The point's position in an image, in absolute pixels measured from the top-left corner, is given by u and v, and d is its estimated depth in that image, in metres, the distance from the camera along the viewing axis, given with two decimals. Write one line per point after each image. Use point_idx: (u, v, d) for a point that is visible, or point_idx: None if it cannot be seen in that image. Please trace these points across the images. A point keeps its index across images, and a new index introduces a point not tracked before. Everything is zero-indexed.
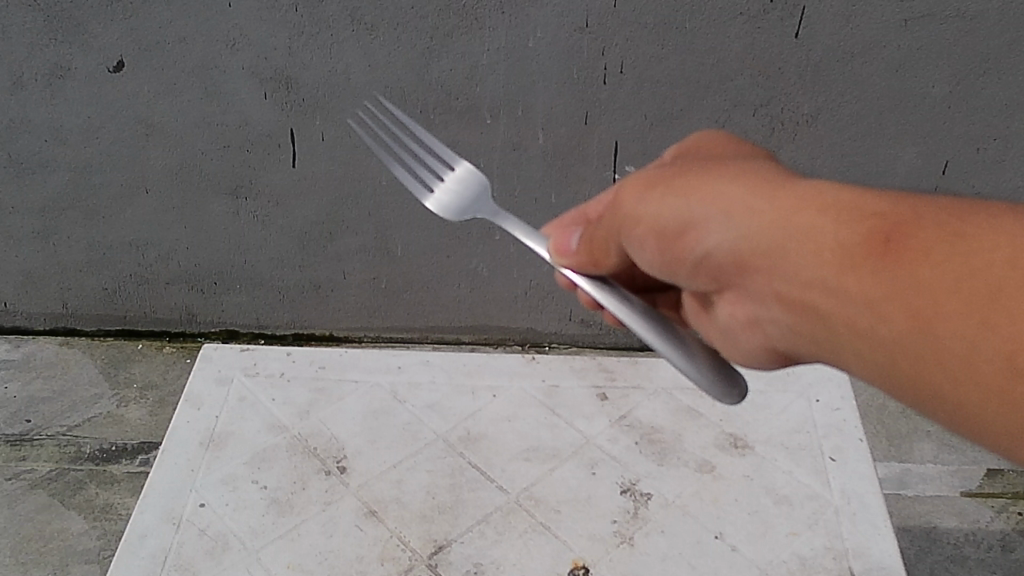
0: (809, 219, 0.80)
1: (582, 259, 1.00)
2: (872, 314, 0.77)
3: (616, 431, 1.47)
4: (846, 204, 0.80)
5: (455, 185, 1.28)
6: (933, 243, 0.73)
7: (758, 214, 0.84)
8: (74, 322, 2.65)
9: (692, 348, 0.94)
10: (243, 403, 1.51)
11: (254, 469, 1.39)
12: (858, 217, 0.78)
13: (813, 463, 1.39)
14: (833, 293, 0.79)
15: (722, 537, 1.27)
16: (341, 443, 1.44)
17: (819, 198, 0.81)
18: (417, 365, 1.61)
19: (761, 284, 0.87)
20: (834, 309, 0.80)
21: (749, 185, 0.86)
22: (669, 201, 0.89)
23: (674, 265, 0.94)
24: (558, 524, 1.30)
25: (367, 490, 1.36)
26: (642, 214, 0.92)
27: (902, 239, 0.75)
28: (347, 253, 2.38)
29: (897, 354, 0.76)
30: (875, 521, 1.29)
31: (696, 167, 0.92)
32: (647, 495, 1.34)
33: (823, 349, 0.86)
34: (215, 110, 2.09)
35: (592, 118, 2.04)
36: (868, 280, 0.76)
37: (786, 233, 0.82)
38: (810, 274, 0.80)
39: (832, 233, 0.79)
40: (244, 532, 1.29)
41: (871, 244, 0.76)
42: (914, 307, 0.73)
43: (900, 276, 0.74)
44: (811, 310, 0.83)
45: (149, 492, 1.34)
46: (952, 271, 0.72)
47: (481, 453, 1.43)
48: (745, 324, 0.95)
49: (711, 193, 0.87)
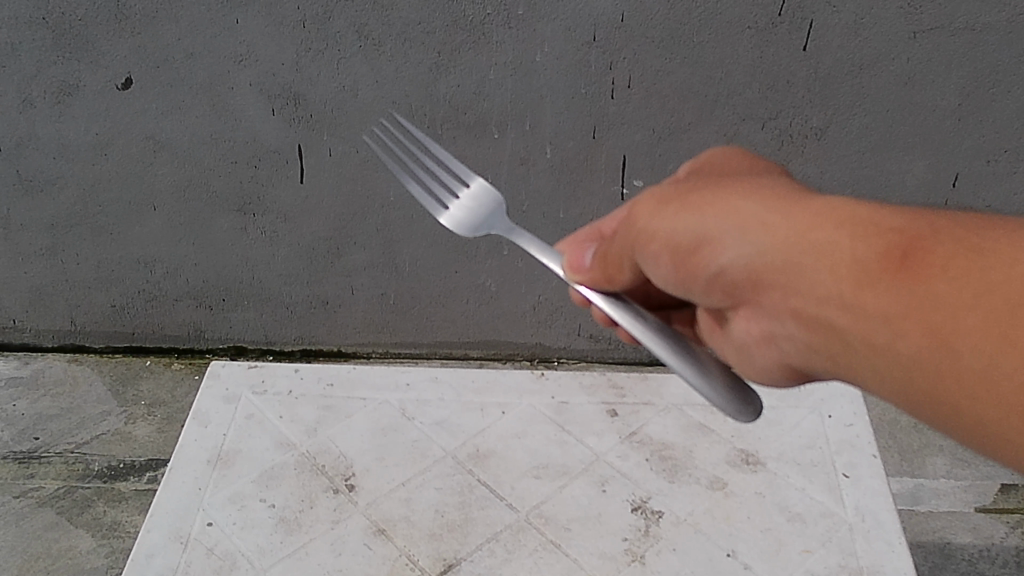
0: (826, 234, 0.80)
1: (595, 277, 0.99)
2: (890, 330, 0.76)
3: (626, 447, 1.45)
4: (864, 219, 0.79)
5: (470, 203, 1.27)
6: (953, 259, 0.73)
7: (775, 230, 0.83)
8: (82, 339, 2.65)
9: (707, 366, 0.93)
10: (250, 420, 1.50)
11: (262, 487, 1.38)
12: (875, 232, 0.77)
13: (827, 480, 1.37)
14: (850, 309, 0.79)
15: (734, 555, 1.26)
16: (350, 460, 1.43)
17: (836, 214, 0.80)
18: (425, 382, 1.60)
19: (778, 300, 0.86)
20: (851, 326, 0.79)
21: (764, 200, 0.85)
22: (684, 217, 0.88)
23: (688, 282, 0.93)
24: (569, 542, 1.29)
25: (376, 508, 1.35)
26: (657, 232, 0.90)
27: (920, 255, 0.75)
28: (355, 269, 2.37)
29: (916, 369, 0.76)
30: (890, 538, 1.27)
31: (709, 183, 0.91)
32: (659, 513, 1.33)
33: (839, 364, 0.85)
34: (224, 126, 2.09)
35: (600, 133, 2.03)
36: (887, 296, 0.76)
37: (802, 248, 0.81)
38: (827, 290, 0.80)
39: (850, 248, 0.78)
40: (252, 551, 1.28)
41: (890, 259, 0.76)
42: (934, 323, 0.73)
43: (919, 292, 0.74)
44: (827, 325, 0.82)
45: (156, 510, 1.33)
46: (972, 289, 0.72)
47: (490, 470, 1.41)
48: (759, 340, 0.95)
49: (727, 208, 0.86)
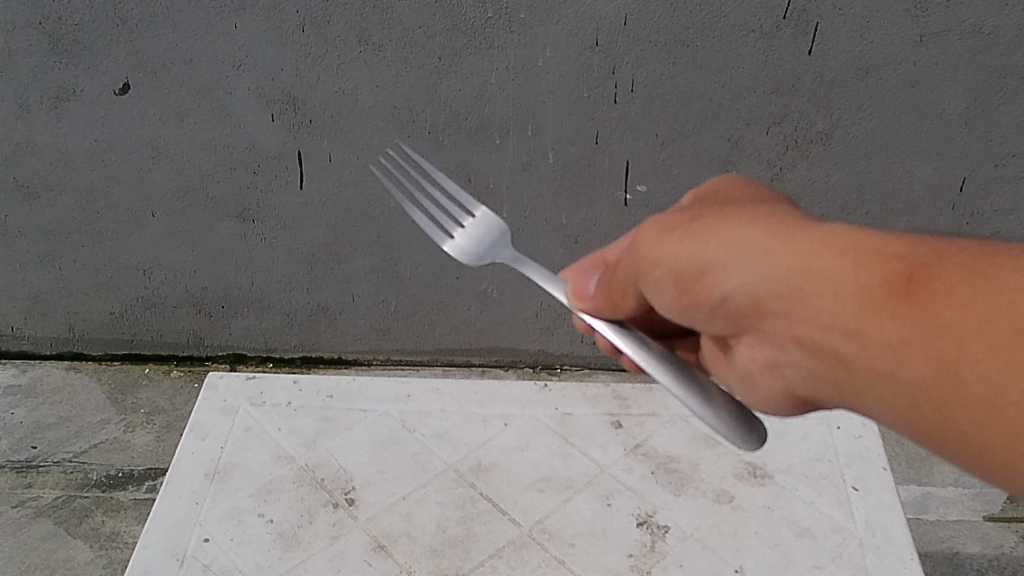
0: (830, 261, 0.77)
1: (600, 303, 0.96)
2: (896, 357, 0.74)
3: (631, 460, 1.43)
4: (867, 245, 0.77)
5: (473, 232, 1.24)
6: (959, 285, 0.72)
7: (779, 257, 0.81)
8: (81, 347, 2.62)
9: (713, 395, 0.90)
10: (248, 433, 1.47)
11: (259, 502, 1.35)
12: (879, 259, 0.75)
13: (835, 494, 1.35)
14: (855, 336, 0.77)
15: (742, 571, 1.23)
16: (349, 473, 1.40)
17: (840, 240, 0.78)
18: (426, 393, 1.57)
19: (781, 327, 0.84)
20: (856, 354, 0.77)
21: (766, 226, 0.83)
22: (686, 244, 0.85)
23: (693, 309, 0.90)
24: (574, 558, 1.26)
25: (376, 523, 1.32)
26: (658, 260, 0.88)
27: (925, 282, 0.73)
28: (356, 275, 2.35)
29: (922, 398, 0.74)
30: (901, 554, 1.25)
31: (711, 208, 0.89)
32: (665, 528, 1.30)
33: (844, 392, 0.83)
34: (222, 132, 2.07)
35: (603, 138, 2.01)
36: (892, 325, 0.74)
37: (806, 275, 0.79)
38: (832, 319, 0.78)
39: (854, 275, 0.76)
40: (250, 568, 1.25)
41: (895, 286, 0.74)
42: (940, 351, 0.71)
43: (924, 319, 0.72)
44: (832, 354, 0.80)
45: (152, 526, 1.31)
46: (978, 315, 0.70)
47: (493, 484, 1.39)
48: (764, 368, 0.92)
49: (729, 236, 0.83)
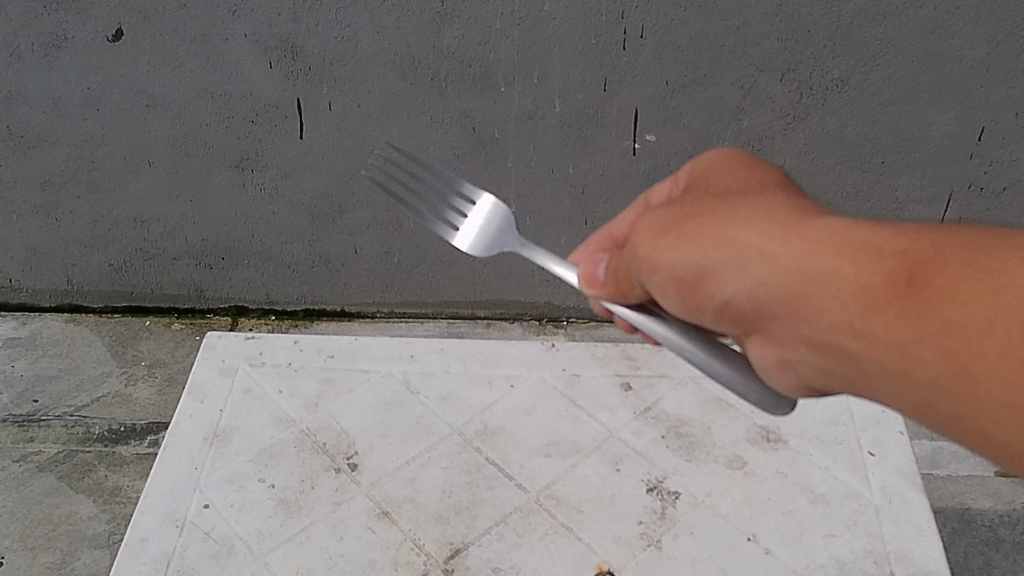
0: (829, 263, 0.77)
1: (609, 291, 0.96)
2: (904, 356, 0.74)
3: (641, 424, 1.40)
4: (864, 244, 0.76)
5: (483, 222, 1.24)
6: (961, 281, 0.71)
7: (777, 261, 0.79)
8: (80, 299, 2.58)
9: (739, 359, 0.93)
10: (247, 396, 1.44)
11: (260, 467, 1.32)
12: (878, 259, 0.74)
13: (851, 459, 1.33)
14: (861, 337, 0.76)
15: (755, 539, 1.21)
16: (352, 437, 1.37)
17: (836, 239, 0.77)
18: (430, 354, 1.54)
19: (785, 327, 0.83)
20: (864, 353, 0.77)
21: (761, 227, 0.81)
22: (683, 249, 0.84)
23: (696, 313, 0.88)
24: (582, 525, 1.24)
25: (380, 489, 1.29)
26: (656, 263, 0.86)
27: (930, 280, 0.72)
28: (358, 227, 2.30)
29: (935, 395, 0.74)
30: (918, 522, 1.23)
31: (703, 204, 0.87)
32: (675, 494, 1.28)
33: (851, 386, 0.82)
34: (219, 80, 2.00)
35: (611, 86, 1.94)
36: (900, 324, 0.73)
37: (806, 278, 0.78)
38: (839, 319, 0.77)
39: (855, 276, 0.75)
40: (251, 535, 1.22)
41: (896, 285, 0.73)
42: (951, 349, 0.71)
43: (933, 318, 0.71)
44: (839, 352, 0.79)
45: (150, 491, 1.28)
46: (983, 313, 0.70)
47: (499, 448, 1.36)
48: (775, 370, 0.88)
49: (726, 239, 0.82)
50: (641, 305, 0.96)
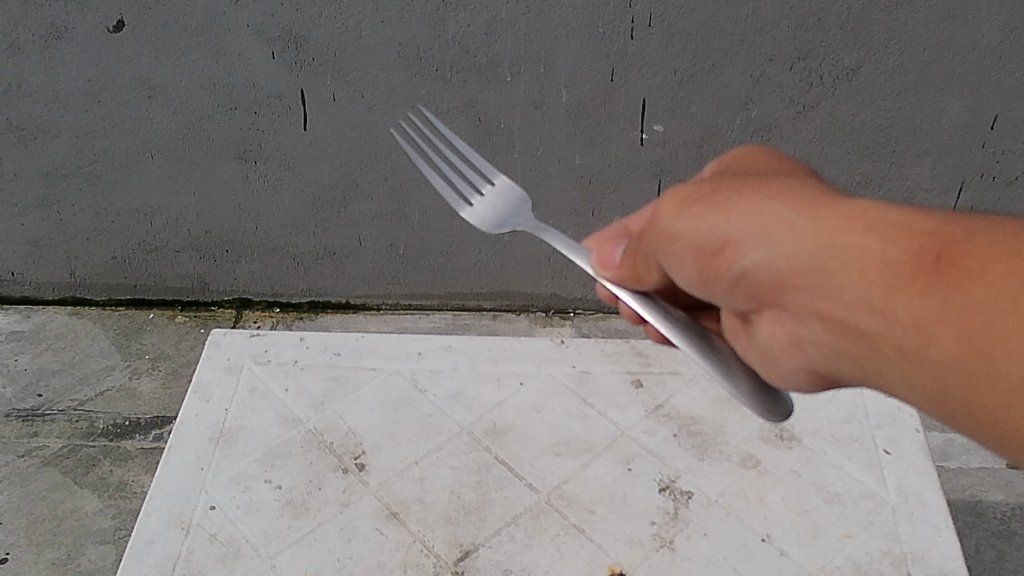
0: (854, 236, 0.71)
1: (624, 275, 0.91)
2: (922, 338, 0.67)
3: (652, 422, 1.39)
4: (896, 222, 0.70)
5: (495, 198, 1.21)
6: (990, 263, 0.64)
7: (801, 232, 0.74)
8: (83, 292, 2.56)
9: (731, 365, 0.88)
10: (253, 395, 1.42)
11: (266, 467, 1.30)
12: (906, 235, 0.69)
13: (867, 458, 1.32)
14: (880, 316, 0.70)
15: (770, 540, 1.20)
16: (359, 437, 1.35)
17: (865, 214, 0.72)
18: (438, 351, 1.52)
19: (804, 305, 0.77)
20: (882, 333, 0.70)
21: (789, 199, 0.76)
22: (706, 217, 0.80)
23: (713, 284, 0.84)
24: (593, 526, 1.22)
25: (388, 489, 1.27)
26: (679, 232, 0.82)
27: (957, 258, 0.66)
28: (362, 219, 2.27)
29: (952, 382, 0.66)
30: (935, 522, 1.22)
31: (735, 180, 0.82)
32: (688, 494, 1.27)
33: (871, 375, 0.76)
34: (221, 71, 1.98)
35: (618, 75, 1.92)
36: (919, 303, 0.67)
37: (828, 252, 0.72)
38: (859, 297, 0.71)
39: (879, 251, 0.70)
40: (257, 537, 1.21)
41: (922, 262, 0.67)
42: (970, 331, 0.64)
43: (954, 299, 0.65)
44: (858, 334, 0.73)
45: (155, 493, 1.26)
46: (1008, 293, 0.63)
47: (509, 448, 1.34)
48: (788, 351, 0.84)
49: (750, 209, 0.77)
50: (649, 294, 0.92)
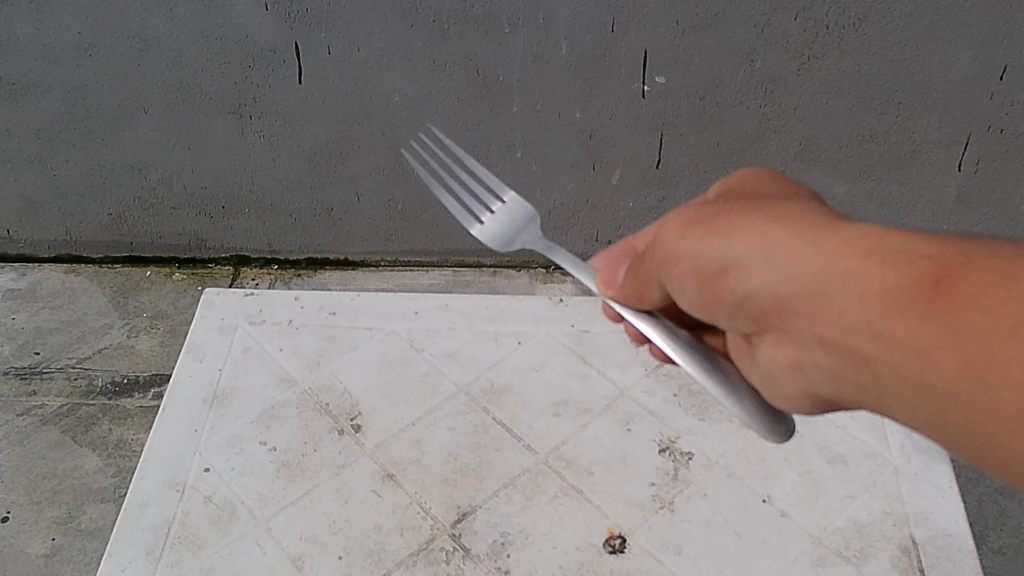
0: (852, 262, 0.74)
1: (626, 294, 0.92)
2: (920, 360, 0.70)
3: (652, 381, 1.37)
4: (895, 247, 0.73)
5: (504, 215, 1.20)
6: (984, 285, 0.67)
7: (801, 258, 0.77)
8: (80, 250, 2.53)
9: (739, 389, 0.90)
10: (248, 354, 1.41)
11: (261, 429, 1.30)
12: (904, 260, 0.71)
13: (869, 419, 1.33)
14: (880, 339, 0.72)
15: (770, 500, 1.21)
16: (355, 398, 1.34)
17: (863, 239, 0.74)
18: (435, 310, 1.49)
19: (805, 328, 0.79)
20: (882, 355, 0.73)
21: (792, 224, 0.79)
22: (711, 239, 0.82)
23: (715, 305, 0.87)
24: (592, 487, 1.22)
25: (384, 451, 1.27)
26: (682, 255, 0.84)
27: (953, 284, 0.68)
28: (360, 174, 2.24)
29: (950, 403, 0.69)
30: (940, 484, 1.24)
31: (738, 204, 0.85)
32: (687, 455, 1.27)
33: (869, 395, 0.78)
34: (213, 23, 1.94)
35: (619, 26, 1.86)
36: (919, 327, 0.69)
37: (828, 278, 0.75)
38: (859, 320, 0.73)
39: (877, 276, 0.72)
40: (252, 500, 1.21)
41: (920, 287, 0.70)
42: (968, 355, 0.67)
43: (952, 322, 0.68)
44: (859, 357, 0.75)
45: (148, 456, 1.27)
46: (1006, 316, 0.65)
47: (507, 408, 1.33)
48: (787, 372, 0.86)
49: (753, 233, 0.80)
50: (650, 312, 0.93)
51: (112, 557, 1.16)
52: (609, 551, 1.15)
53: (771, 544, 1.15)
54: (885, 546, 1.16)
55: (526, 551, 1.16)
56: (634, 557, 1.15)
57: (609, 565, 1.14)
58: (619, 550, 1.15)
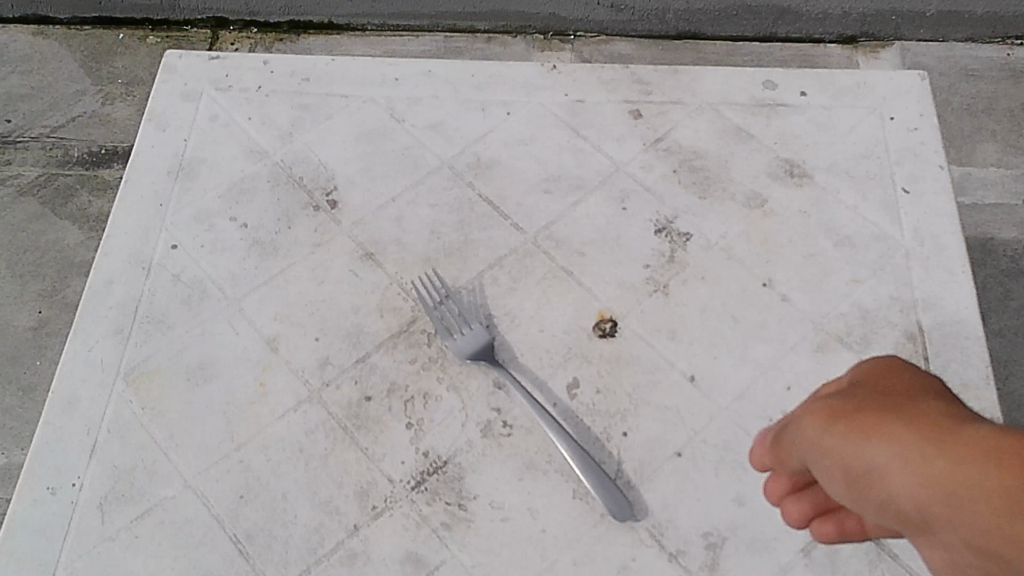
0: (875, 423, 0.61)
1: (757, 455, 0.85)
2: (904, 513, 0.57)
3: (650, 156, 1.26)
4: (929, 411, 0.59)
5: None
6: (960, 441, 0.54)
7: (831, 424, 0.65)
8: (44, 8, 2.15)
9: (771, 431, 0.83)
10: (215, 125, 1.32)
11: (231, 205, 1.25)
12: (916, 420, 0.58)
13: (883, 198, 1.20)
14: (864, 482, 0.60)
15: (771, 284, 1.14)
16: (331, 172, 1.27)
17: (848, 447, 0.62)
18: (417, 76, 1.36)
19: (818, 446, 0.67)
20: (870, 496, 0.60)
21: (825, 410, 0.67)
22: (798, 425, 0.72)
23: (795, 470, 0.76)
24: (583, 270, 1.16)
25: (363, 229, 1.21)
26: (786, 440, 0.74)
27: (955, 431, 0.55)
28: None
29: (928, 534, 0.56)
30: (952, 268, 1.14)
31: (872, 375, 0.71)
32: (685, 237, 1.18)
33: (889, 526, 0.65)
34: None
35: None
36: (900, 469, 0.57)
37: (836, 449, 0.64)
38: (853, 454, 0.61)
39: (869, 453, 0.60)
40: (224, 279, 1.19)
41: (926, 429, 0.57)
42: (930, 509, 0.54)
43: (924, 469, 0.55)
44: (848, 481, 0.62)
45: (113, 231, 1.22)
46: (959, 470, 0.52)
47: (494, 185, 1.24)
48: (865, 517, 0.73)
49: (802, 429, 0.69)
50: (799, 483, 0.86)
51: (79, 335, 1.14)
52: (598, 335, 1.11)
53: (769, 331, 1.11)
54: (889, 333, 1.10)
55: (512, 335, 1.12)
56: (625, 342, 1.10)
57: (598, 349, 1.10)
58: (609, 335, 1.11)
